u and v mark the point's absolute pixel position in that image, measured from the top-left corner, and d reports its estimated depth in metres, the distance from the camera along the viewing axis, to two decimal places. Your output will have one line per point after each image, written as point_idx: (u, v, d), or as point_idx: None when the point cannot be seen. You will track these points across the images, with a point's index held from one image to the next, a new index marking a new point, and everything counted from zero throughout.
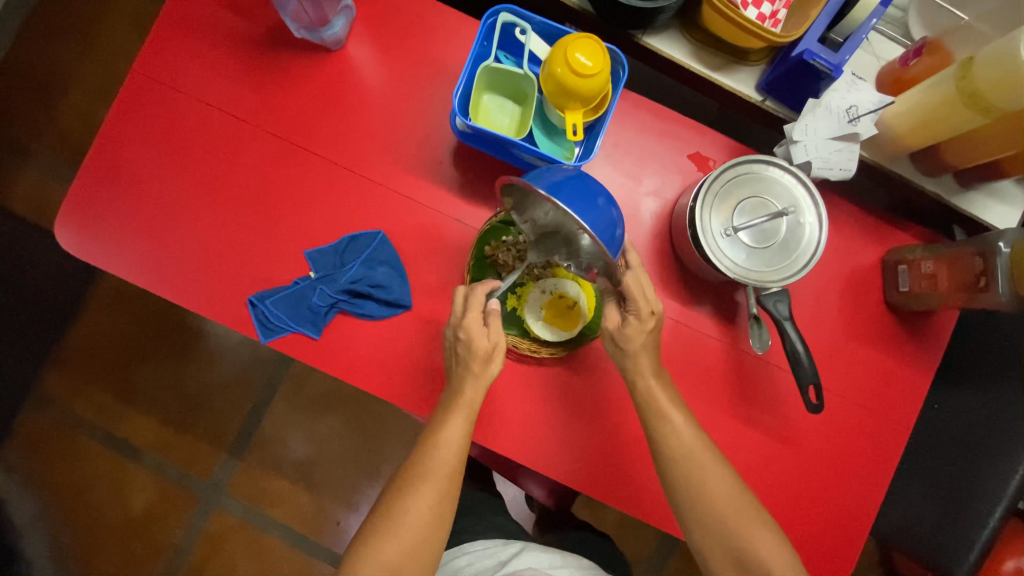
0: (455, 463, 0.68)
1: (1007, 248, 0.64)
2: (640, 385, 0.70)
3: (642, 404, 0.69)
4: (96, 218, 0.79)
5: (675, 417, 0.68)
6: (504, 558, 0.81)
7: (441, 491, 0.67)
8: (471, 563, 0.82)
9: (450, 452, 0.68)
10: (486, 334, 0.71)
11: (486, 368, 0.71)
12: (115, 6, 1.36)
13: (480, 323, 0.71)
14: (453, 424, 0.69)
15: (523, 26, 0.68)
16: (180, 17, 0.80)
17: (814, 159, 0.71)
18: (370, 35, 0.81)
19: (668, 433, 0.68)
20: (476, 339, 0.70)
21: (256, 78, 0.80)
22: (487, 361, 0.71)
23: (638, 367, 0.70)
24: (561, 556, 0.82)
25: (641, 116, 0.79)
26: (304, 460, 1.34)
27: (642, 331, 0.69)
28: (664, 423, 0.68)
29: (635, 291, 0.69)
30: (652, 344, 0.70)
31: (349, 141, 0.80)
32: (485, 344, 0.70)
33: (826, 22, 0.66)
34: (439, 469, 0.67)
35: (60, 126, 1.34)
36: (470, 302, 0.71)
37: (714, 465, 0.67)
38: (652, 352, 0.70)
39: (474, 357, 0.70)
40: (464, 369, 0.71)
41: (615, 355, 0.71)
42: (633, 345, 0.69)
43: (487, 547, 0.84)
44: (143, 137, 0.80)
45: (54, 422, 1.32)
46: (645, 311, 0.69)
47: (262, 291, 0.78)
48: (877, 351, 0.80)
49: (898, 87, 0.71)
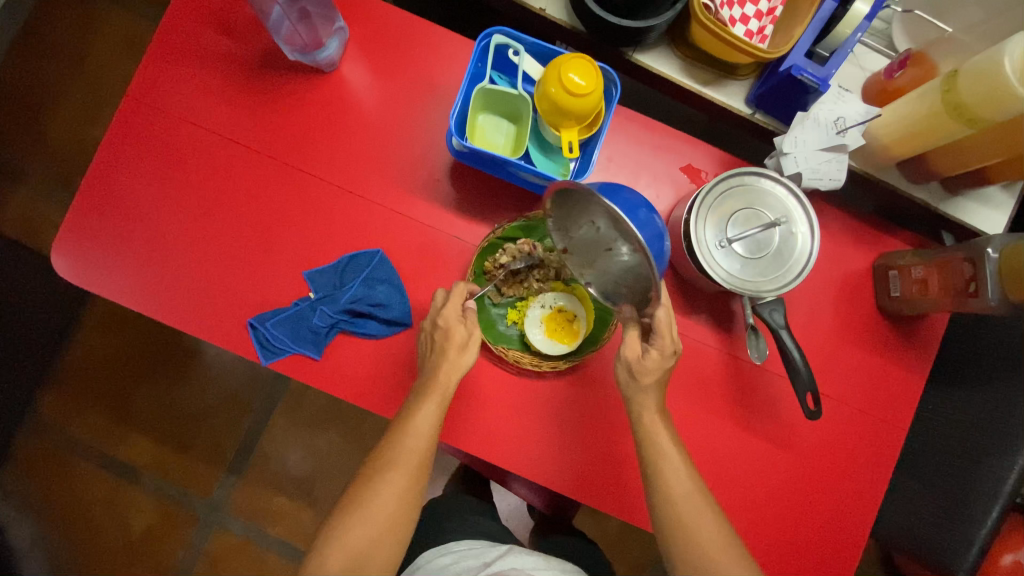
0: (424, 453, 0.67)
1: (995, 254, 0.66)
2: (644, 419, 0.70)
3: (643, 442, 0.69)
4: (94, 243, 0.79)
5: (675, 464, 0.67)
6: (488, 559, 0.75)
7: (409, 481, 0.66)
8: (455, 562, 0.77)
9: (421, 442, 0.67)
10: (463, 323, 0.72)
11: (461, 356, 0.71)
12: (105, 26, 1.36)
13: (457, 314, 0.72)
14: (426, 411, 0.68)
15: (516, 47, 0.69)
16: (174, 42, 0.81)
17: (805, 170, 0.72)
18: (364, 56, 0.82)
19: (668, 480, 0.66)
20: (453, 327, 0.71)
21: (251, 101, 0.81)
22: (462, 350, 0.71)
23: (643, 406, 0.70)
24: (549, 560, 0.75)
25: (634, 130, 0.80)
26: (306, 476, 1.33)
27: (660, 364, 0.69)
28: (662, 469, 0.67)
29: (661, 326, 0.68)
30: (662, 382, 0.70)
31: (345, 160, 0.81)
32: (461, 334, 0.72)
33: (812, 37, 0.67)
34: (408, 457, 0.66)
35: (52, 147, 1.33)
36: (451, 292, 0.73)
37: (711, 522, 0.65)
38: (660, 388, 0.71)
39: (451, 343, 0.71)
40: (439, 354, 0.71)
41: (627, 387, 0.71)
42: (644, 381, 0.70)
43: (472, 548, 0.79)
44: (138, 161, 0.80)
45: (51, 445, 1.30)
46: (669, 349, 0.69)
47: (262, 313, 0.78)
48: (871, 355, 0.81)
49: (884, 98, 0.73)
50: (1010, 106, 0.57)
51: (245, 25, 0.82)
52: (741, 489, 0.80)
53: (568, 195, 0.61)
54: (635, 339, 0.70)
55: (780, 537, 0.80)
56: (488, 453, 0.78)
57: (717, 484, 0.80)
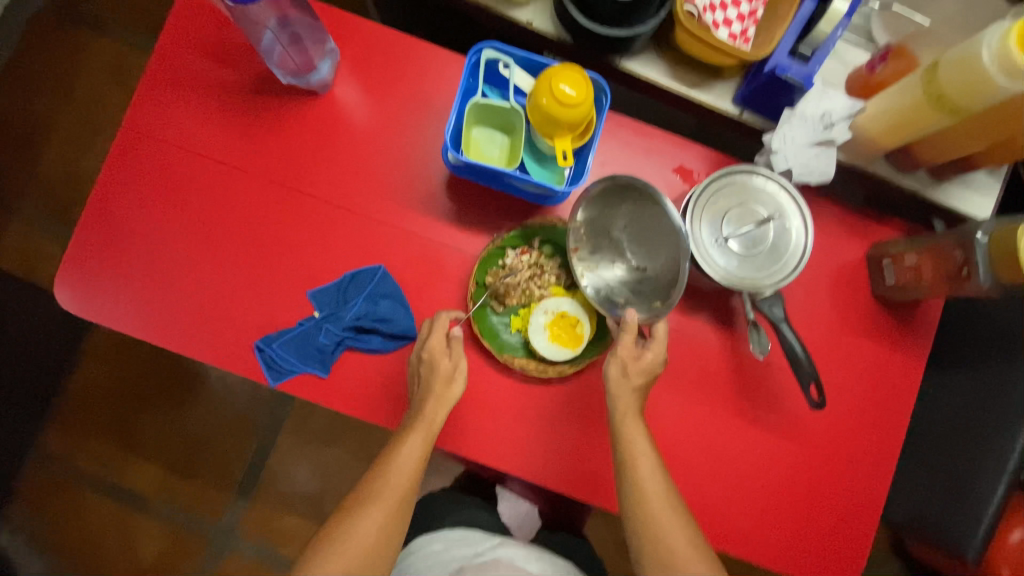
0: (409, 485, 0.68)
1: (984, 238, 0.67)
2: (623, 424, 0.70)
3: (619, 445, 0.69)
4: (96, 274, 0.80)
5: (649, 470, 0.67)
6: (480, 548, 0.85)
7: (392, 511, 0.67)
8: (448, 548, 0.85)
9: (405, 473, 0.68)
10: (447, 356, 0.74)
11: (448, 389, 0.72)
12: (91, 56, 1.36)
13: (443, 345, 0.74)
14: (410, 444, 0.69)
15: (506, 60, 0.71)
16: (166, 72, 0.82)
17: (794, 166, 0.74)
18: (355, 76, 0.83)
19: (643, 485, 0.67)
20: (438, 360, 0.73)
21: (246, 125, 0.82)
22: (449, 382, 0.73)
23: (624, 409, 0.71)
24: (536, 550, 0.85)
25: (625, 135, 0.82)
26: (315, 494, 1.33)
27: (648, 369, 0.72)
28: (638, 471, 0.67)
29: (658, 334, 0.73)
30: (639, 398, 0.72)
31: (342, 179, 0.82)
32: (447, 367, 0.73)
33: (793, 38, 0.70)
34: (393, 489, 0.68)
35: (44, 180, 1.34)
36: (435, 325, 0.75)
37: (680, 527, 0.66)
38: (638, 400, 0.72)
39: (437, 376, 0.73)
40: (425, 388, 0.72)
41: (614, 385, 0.71)
42: (633, 383, 0.71)
43: (465, 537, 0.88)
44: (136, 191, 0.81)
45: (58, 478, 1.30)
46: (659, 357, 0.73)
47: (268, 335, 0.79)
48: (870, 343, 0.83)
49: (867, 92, 0.74)
50: (992, 92, 0.58)
51: (236, 50, 0.83)
52: (750, 482, 0.81)
53: (610, 201, 0.74)
54: (625, 349, 0.71)
55: (790, 527, 0.81)
56: (498, 459, 0.79)
57: (725, 478, 0.81)
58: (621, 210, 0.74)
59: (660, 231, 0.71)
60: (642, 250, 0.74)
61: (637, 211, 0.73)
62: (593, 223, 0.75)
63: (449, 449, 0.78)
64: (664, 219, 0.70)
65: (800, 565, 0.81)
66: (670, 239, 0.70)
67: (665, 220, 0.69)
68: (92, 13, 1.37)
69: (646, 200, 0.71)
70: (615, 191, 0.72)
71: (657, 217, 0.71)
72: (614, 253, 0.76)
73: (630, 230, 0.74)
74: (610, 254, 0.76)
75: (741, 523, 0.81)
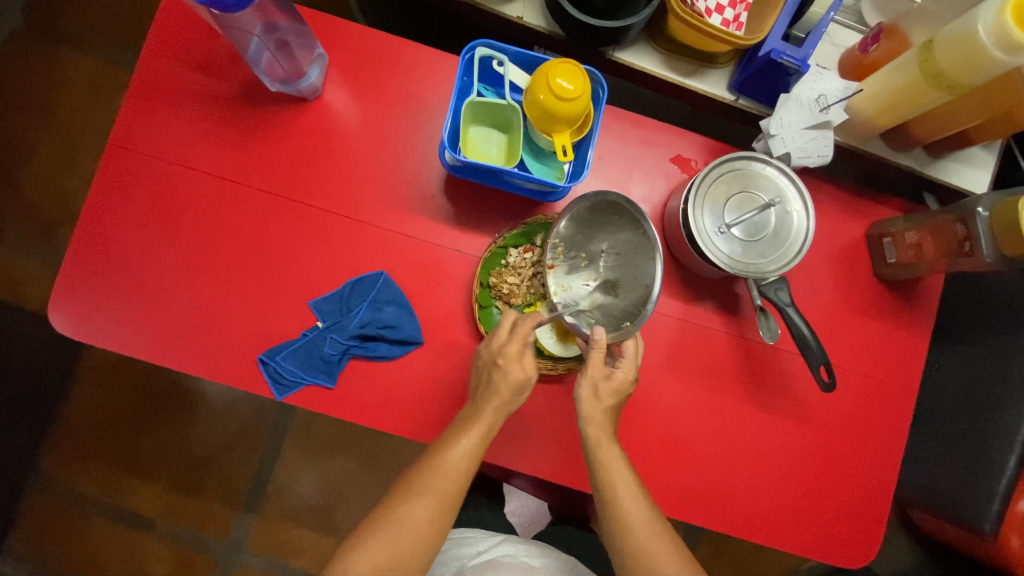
0: (458, 485, 0.67)
1: (986, 212, 0.68)
2: (597, 453, 0.68)
3: (596, 472, 0.68)
4: (91, 295, 0.78)
5: (629, 494, 0.67)
6: (482, 547, 0.85)
7: (440, 507, 0.66)
8: (450, 548, 0.86)
9: (457, 474, 0.67)
10: (521, 365, 0.69)
11: (514, 399, 0.69)
12: (68, 71, 1.33)
13: (518, 351, 0.69)
14: (464, 445, 0.67)
15: (500, 57, 0.70)
16: (151, 85, 0.80)
17: (793, 150, 0.73)
18: (346, 81, 0.82)
19: (625, 512, 0.66)
20: (512, 366, 0.69)
21: (236, 136, 0.80)
22: (517, 392, 0.69)
23: (598, 435, 0.68)
24: (537, 545, 0.85)
25: (621, 127, 0.81)
26: (324, 505, 1.32)
27: (616, 391, 0.70)
28: (619, 494, 0.66)
29: (626, 352, 0.72)
30: (611, 418, 0.70)
31: (338, 186, 0.80)
32: (519, 376, 0.69)
33: (787, 21, 0.69)
34: (443, 486, 0.66)
35: (28, 201, 1.31)
36: (515, 330, 0.70)
37: (666, 545, 0.65)
38: (612, 421, 0.70)
39: (507, 383, 0.69)
40: (492, 392, 0.69)
41: (585, 408, 0.69)
42: (603, 404, 0.69)
43: (468, 536, 0.88)
44: (128, 208, 0.79)
45: (57, 504, 1.28)
46: (629, 375, 0.71)
47: (271, 348, 0.78)
48: (874, 323, 0.83)
49: (861, 72, 0.75)
50: (987, 67, 0.58)
51: (223, 60, 0.81)
52: (762, 468, 0.81)
53: (593, 222, 0.74)
54: (597, 368, 0.69)
55: (805, 509, 0.81)
56: (512, 460, 0.79)
57: (738, 465, 0.81)
58: (603, 233, 0.76)
59: (636, 257, 0.74)
60: (617, 273, 0.76)
61: (618, 236, 0.75)
62: (572, 241, 0.75)
63: None
64: (644, 245, 0.72)
65: (815, 546, 0.82)
66: (643, 264, 0.72)
67: (644, 247, 0.72)
68: (66, 27, 1.34)
69: (630, 226, 0.73)
70: (603, 212, 0.73)
71: (636, 243, 0.73)
72: (589, 274, 0.78)
73: (610, 253, 0.77)
74: (585, 274, 0.78)
75: (757, 508, 0.81)
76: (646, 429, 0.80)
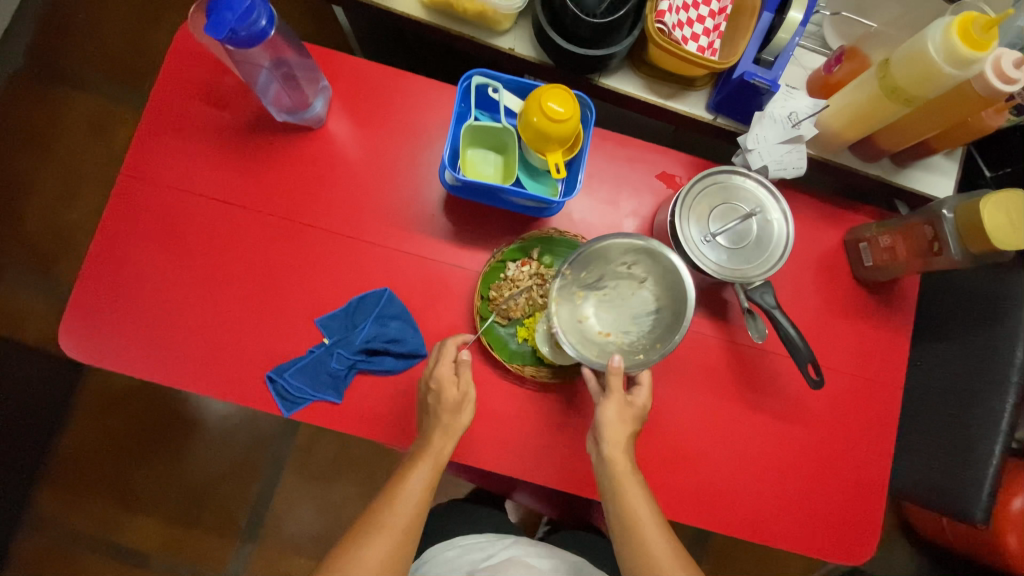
0: (416, 512, 0.70)
1: (950, 214, 0.72)
2: (615, 470, 0.70)
3: (615, 490, 0.69)
4: (99, 321, 0.80)
5: (647, 510, 0.68)
6: (492, 551, 0.87)
7: (399, 537, 0.68)
8: (461, 554, 0.87)
9: (412, 501, 0.70)
10: (455, 385, 0.75)
11: (456, 419, 0.74)
12: (70, 112, 1.39)
13: (451, 374, 0.75)
14: (419, 471, 0.71)
15: (495, 85, 0.74)
16: (162, 118, 0.84)
17: (770, 163, 0.78)
18: (347, 112, 0.87)
19: (643, 527, 0.67)
20: (445, 389, 0.74)
21: (244, 163, 0.84)
22: (457, 412, 0.74)
23: (618, 454, 0.71)
24: (547, 547, 0.88)
25: (609, 148, 0.87)
26: (324, 532, 1.34)
27: (639, 415, 0.73)
28: (637, 510, 0.68)
29: (642, 382, 0.75)
30: (629, 443, 0.73)
31: (341, 208, 0.84)
32: (456, 395, 0.74)
33: (756, 47, 0.75)
34: (401, 516, 0.69)
35: (30, 236, 1.35)
36: (441, 355, 0.76)
37: (680, 565, 0.65)
38: (629, 446, 0.73)
39: (445, 405, 0.73)
40: (434, 418, 0.74)
41: (608, 427, 0.72)
42: (626, 428, 0.72)
43: (478, 542, 0.89)
44: (137, 236, 0.82)
45: (51, 542, 1.30)
46: (647, 401, 0.75)
47: (278, 365, 0.80)
48: (856, 324, 0.87)
49: (828, 91, 0.79)
50: (941, 82, 0.63)
51: (228, 93, 0.85)
52: (757, 468, 0.84)
53: (599, 258, 0.75)
54: (619, 394, 0.72)
55: (798, 510, 0.84)
56: (514, 468, 0.81)
57: (735, 466, 0.83)
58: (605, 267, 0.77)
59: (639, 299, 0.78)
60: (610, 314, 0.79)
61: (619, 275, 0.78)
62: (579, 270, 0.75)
63: (466, 462, 0.80)
64: (651, 283, 0.76)
65: (813, 544, 0.84)
66: (643, 304, 0.77)
67: (659, 283, 0.75)
68: (67, 69, 1.39)
69: (644, 264, 0.75)
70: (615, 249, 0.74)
71: (655, 277, 0.76)
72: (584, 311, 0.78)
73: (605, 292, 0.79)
74: (579, 310, 0.78)
75: (753, 508, 0.83)
76: (645, 433, 0.82)
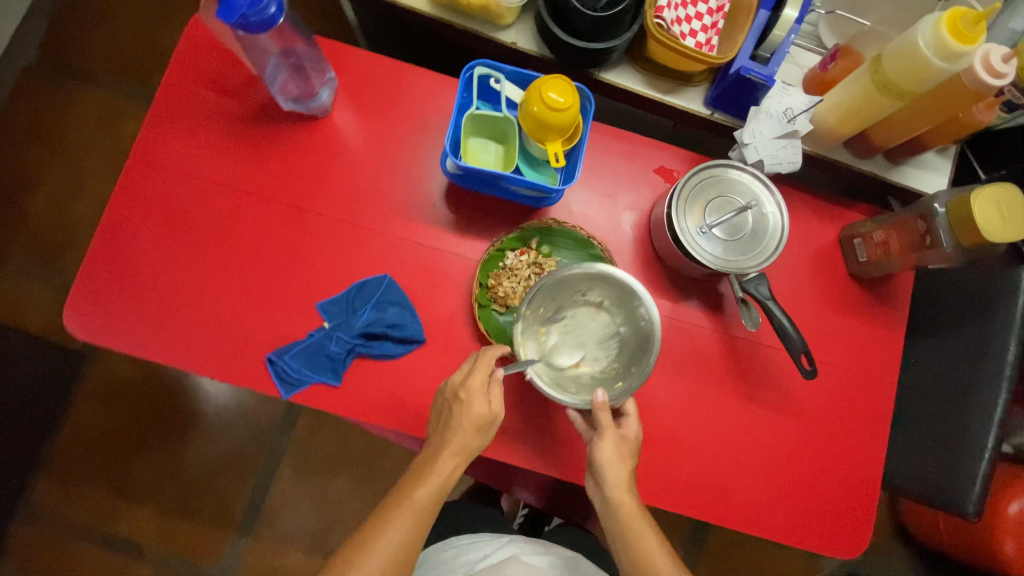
0: (419, 524, 0.68)
1: (942, 209, 0.73)
2: (620, 507, 0.70)
3: (623, 530, 0.69)
4: (103, 302, 0.82)
5: (655, 549, 0.68)
6: (487, 551, 0.86)
7: (398, 550, 0.66)
8: (456, 555, 0.86)
9: (419, 513, 0.68)
10: (486, 401, 0.71)
11: (477, 437, 0.71)
12: (80, 106, 1.41)
13: (483, 388, 0.72)
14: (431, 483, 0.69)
15: (497, 75, 0.76)
16: (172, 104, 0.86)
17: (766, 157, 0.80)
18: (352, 102, 0.88)
19: (650, 564, 0.67)
20: (474, 403, 0.71)
21: (250, 150, 0.86)
22: (480, 428, 0.71)
23: (621, 490, 0.71)
24: (543, 545, 0.89)
25: (608, 142, 0.89)
26: (320, 526, 1.34)
27: (633, 448, 0.74)
28: (645, 549, 0.68)
29: (628, 411, 0.75)
30: (630, 476, 0.73)
31: (344, 195, 0.86)
32: (484, 413, 0.71)
33: (753, 42, 0.77)
34: (403, 526, 0.67)
35: (37, 226, 1.37)
36: (478, 363, 0.73)
37: None
38: (630, 479, 0.72)
39: (471, 420, 0.71)
40: (455, 430, 0.71)
41: (609, 465, 0.72)
42: (625, 464, 0.72)
43: (473, 541, 0.89)
44: (143, 219, 0.84)
45: (47, 531, 1.30)
46: (637, 432, 0.75)
47: (278, 347, 0.81)
48: (851, 319, 0.88)
49: (823, 88, 0.81)
50: (932, 76, 0.64)
51: (237, 82, 0.88)
52: (751, 460, 0.84)
53: (555, 292, 0.76)
54: (611, 430, 0.72)
55: (791, 504, 0.84)
56: (509, 455, 0.82)
57: (728, 458, 0.84)
58: (563, 298, 0.78)
59: (602, 326, 0.78)
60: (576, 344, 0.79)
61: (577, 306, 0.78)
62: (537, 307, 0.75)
63: None
64: (612, 308, 0.77)
65: (805, 538, 0.84)
66: (605, 328, 0.78)
67: (618, 306, 0.76)
68: (78, 64, 1.42)
69: (601, 291, 0.76)
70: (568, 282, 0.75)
71: (614, 302, 0.76)
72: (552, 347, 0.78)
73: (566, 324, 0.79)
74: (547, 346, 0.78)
75: (747, 500, 0.84)
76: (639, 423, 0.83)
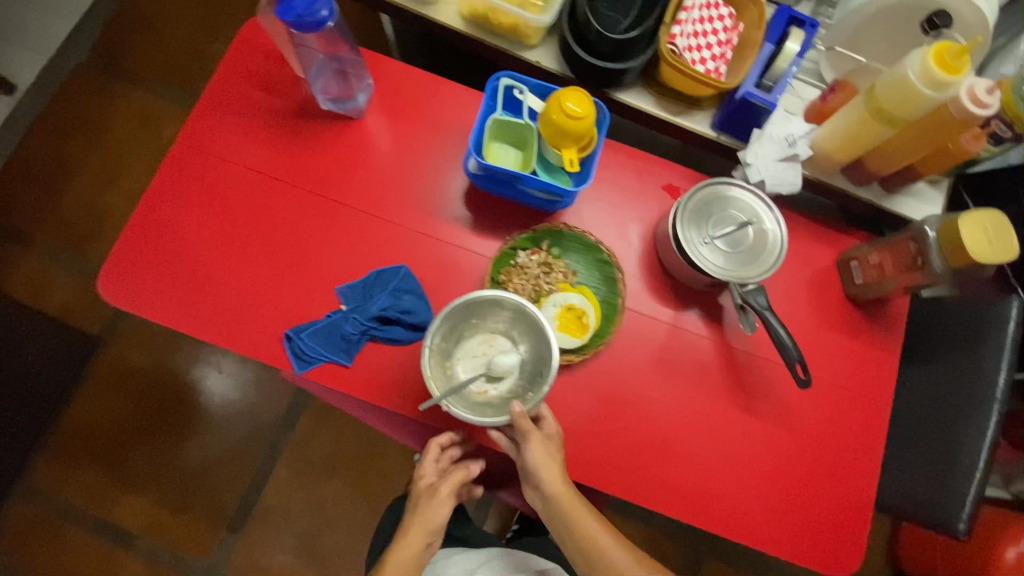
0: None
1: (932, 231, 0.77)
2: (579, 525, 0.73)
3: (586, 550, 0.72)
4: (136, 273, 0.87)
5: (620, 559, 0.72)
6: (471, 568, 0.91)
7: None
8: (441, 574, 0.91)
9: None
10: (431, 478, 0.83)
11: (426, 504, 0.81)
12: (124, 104, 1.51)
13: (430, 469, 0.84)
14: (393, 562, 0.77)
15: (521, 87, 0.84)
16: (219, 97, 0.93)
17: (767, 177, 0.86)
18: (384, 105, 0.95)
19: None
20: (420, 480, 0.83)
21: (286, 143, 0.93)
22: (428, 500, 0.82)
23: (572, 504, 0.74)
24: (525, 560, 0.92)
25: (620, 156, 0.95)
26: (311, 527, 1.34)
27: (556, 445, 0.77)
28: (612, 560, 0.72)
29: (544, 413, 0.78)
30: (570, 485, 0.76)
31: (370, 190, 0.92)
32: (427, 485, 0.82)
33: (757, 72, 0.84)
34: None
35: (71, 212, 1.44)
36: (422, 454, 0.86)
37: None
38: (567, 481, 0.76)
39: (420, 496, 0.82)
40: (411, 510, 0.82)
41: (549, 478, 0.74)
42: (559, 469, 0.75)
43: (456, 559, 0.93)
44: (181, 198, 0.90)
45: (42, 511, 1.31)
46: (554, 428, 0.78)
47: (296, 326, 0.85)
48: (847, 340, 0.91)
49: (822, 117, 0.87)
50: (921, 104, 0.70)
51: (280, 81, 0.95)
52: (745, 472, 0.86)
53: (450, 327, 0.79)
54: (535, 433, 0.74)
55: (782, 519, 0.85)
56: None
57: (723, 467, 0.86)
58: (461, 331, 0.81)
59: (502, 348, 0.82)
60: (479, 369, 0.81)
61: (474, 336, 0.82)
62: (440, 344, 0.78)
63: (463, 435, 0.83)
64: (511, 330, 0.81)
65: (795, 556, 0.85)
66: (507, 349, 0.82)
67: (515, 327, 0.81)
68: (128, 66, 1.53)
69: (497, 315, 0.80)
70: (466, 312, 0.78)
71: (511, 323, 0.80)
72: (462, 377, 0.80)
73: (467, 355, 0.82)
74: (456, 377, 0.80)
75: (739, 511, 0.85)
76: (637, 424, 0.85)
